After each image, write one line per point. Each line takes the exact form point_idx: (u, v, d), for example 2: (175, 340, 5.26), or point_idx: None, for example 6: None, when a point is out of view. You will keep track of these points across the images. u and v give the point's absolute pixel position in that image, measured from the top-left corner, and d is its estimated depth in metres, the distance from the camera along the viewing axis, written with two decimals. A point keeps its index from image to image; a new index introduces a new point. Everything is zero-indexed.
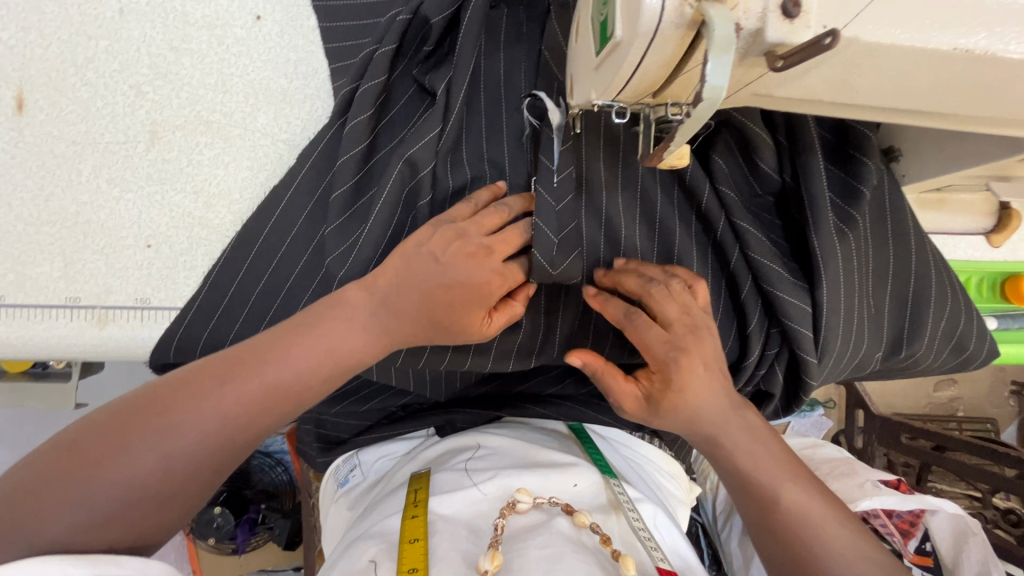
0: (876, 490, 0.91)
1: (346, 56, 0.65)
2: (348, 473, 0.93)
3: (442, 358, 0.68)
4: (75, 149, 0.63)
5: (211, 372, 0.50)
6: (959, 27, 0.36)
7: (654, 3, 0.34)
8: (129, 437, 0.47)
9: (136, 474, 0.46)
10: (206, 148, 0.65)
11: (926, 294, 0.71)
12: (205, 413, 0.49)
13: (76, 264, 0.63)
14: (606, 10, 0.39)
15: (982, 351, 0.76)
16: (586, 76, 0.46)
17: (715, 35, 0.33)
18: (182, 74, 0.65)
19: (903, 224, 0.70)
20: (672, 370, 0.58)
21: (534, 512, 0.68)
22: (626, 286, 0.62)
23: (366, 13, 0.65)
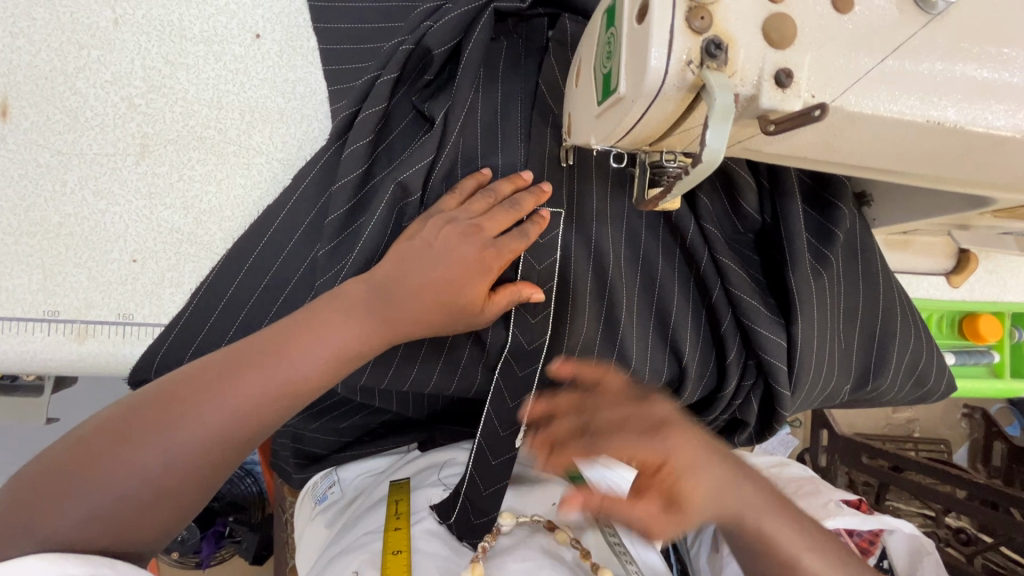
0: (839, 510, 0.95)
1: (346, 80, 0.65)
2: (326, 490, 0.92)
3: (431, 378, 0.69)
4: (60, 159, 0.62)
5: (210, 375, 0.50)
6: (933, 102, 0.39)
7: (658, 65, 0.36)
8: (132, 434, 0.47)
9: (139, 476, 0.47)
10: (198, 164, 0.64)
11: (891, 330, 0.75)
12: (204, 418, 0.49)
13: (56, 277, 0.62)
14: (610, 65, 0.41)
15: (945, 382, 0.80)
16: (587, 122, 0.48)
17: (715, 103, 0.35)
18: (177, 88, 0.64)
19: (873, 263, 0.74)
20: (674, 457, 0.60)
21: (515, 532, 0.69)
22: (559, 429, 0.65)
23: (366, 38, 0.66)
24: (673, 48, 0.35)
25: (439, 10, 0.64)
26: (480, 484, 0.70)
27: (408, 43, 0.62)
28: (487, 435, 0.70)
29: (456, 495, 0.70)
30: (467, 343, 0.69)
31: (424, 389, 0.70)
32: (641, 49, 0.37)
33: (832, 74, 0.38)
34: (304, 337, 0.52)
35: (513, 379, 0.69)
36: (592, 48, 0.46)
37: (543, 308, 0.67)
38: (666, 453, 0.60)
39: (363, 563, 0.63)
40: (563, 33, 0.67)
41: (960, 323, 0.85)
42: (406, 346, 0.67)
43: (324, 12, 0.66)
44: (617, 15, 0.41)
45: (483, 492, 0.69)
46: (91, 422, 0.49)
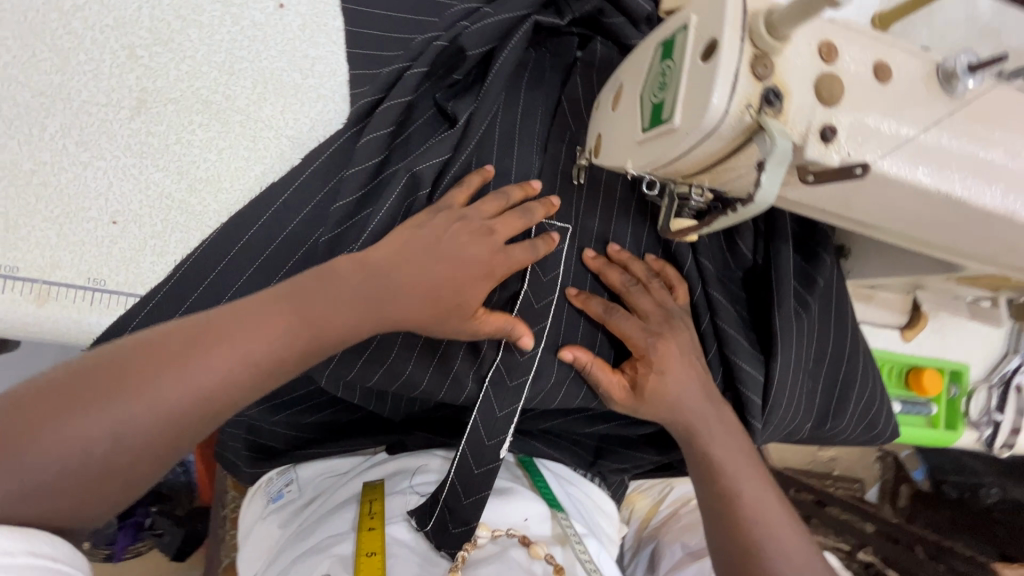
0: None
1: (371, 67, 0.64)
2: (283, 487, 0.88)
3: (419, 381, 0.67)
4: (42, 101, 0.56)
5: (187, 341, 0.46)
6: (945, 175, 0.43)
7: (719, 105, 0.37)
8: (82, 403, 0.42)
9: (89, 448, 0.42)
10: (199, 128, 0.60)
11: (853, 375, 0.81)
12: (174, 385, 0.45)
13: (19, 229, 0.55)
14: (663, 95, 0.43)
15: (889, 430, 0.87)
16: (625, 145, 0.49)
17: (775, 149, 0.37)
18: (187, 46, 0.60)
19: (845, 312, 0.79)
20: (653, 356, 0.66)
21: (489, 545, 0.70)
22: (609, 279, 0.69)
23: (397, 26, 0.65)
24: (736, 90, 0.37)
25: (475, 13, 0.64)
26: (461, 493, 0.69)
27: (443, 40, 0.62)
28: (472, 443, 0.70)
29: (434, 502, 0.69)
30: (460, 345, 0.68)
31: (411, 391, 0.68)
32: (703, 87, 0.38)
33: (869, 136, 0.40)
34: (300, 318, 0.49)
35: (502, 389, 0.69)
36: (640, 77, 0.47)
37: (542, 318, 0.67)
38: (647, 350, 0.67)
39: (331, 566, 0.63)
40: (589, 57, 0.69)
41: (906, 375, 0.91)
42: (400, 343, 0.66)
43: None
44: (675, 49, 0.42)
45: (462, 501, 0.69)
46: (29, 385, 0.43)
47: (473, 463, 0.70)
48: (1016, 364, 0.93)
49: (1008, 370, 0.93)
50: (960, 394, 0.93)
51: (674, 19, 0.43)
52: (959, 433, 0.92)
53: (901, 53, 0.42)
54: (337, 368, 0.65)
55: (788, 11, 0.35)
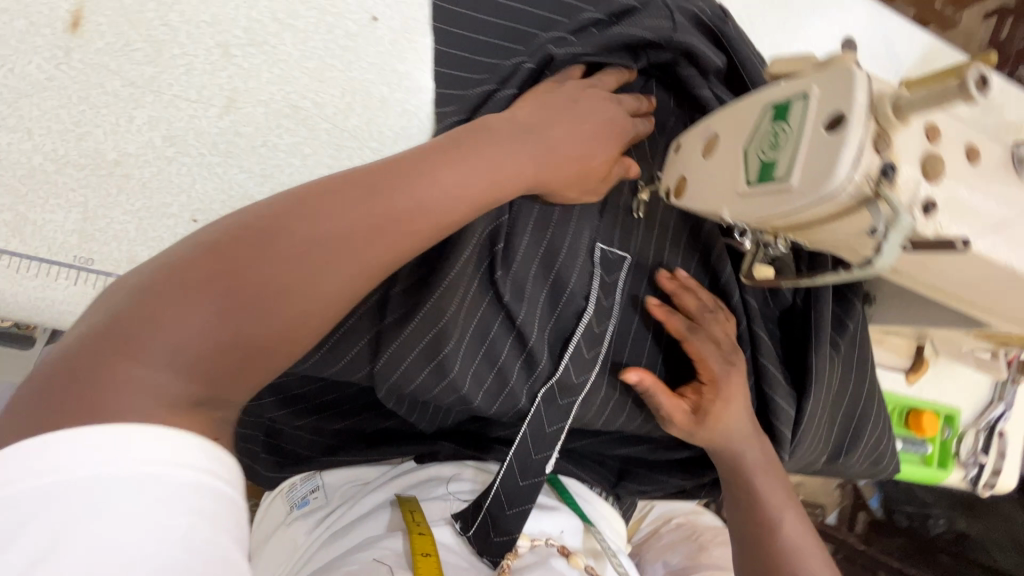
0: None
1: (457, 86, 0.65)
2: (309, 493, 0.87)
3: (476, 393, 0.68)
4: (132, 91, 0.55)
5: (321, 202, 0.49)
6: (1016, 252, 0.47)
7: (842, 175, 0.41)
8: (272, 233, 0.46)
9: (274, 272, 0.45)
10: (286, 133, 0.60)
11: (867, 414, 0.87)
12: (269, 274, 0.45)
13: (99, 221, 0.54)
14: (775, 154, 0.46)
15: (889, 466, 0.93)
16: (721, 193, 0.52)
17: (903, 221, 0.41)
18: (281, 49, 0.60)
19: (867, 354, 0.85)
20: (722, 380, 0.73)
21: (529, 554, 0.73)
22: (685, 302, 0.73)
23: (484, 49, 0.65)
24: (859, 162, 0.41)
25: (563, 44, 0.65)
26: (504, 503, 0.71)
27: (530, 68, 0.64)
28: (518, 459, 0.72)
29: (479, 509, 0.72)
30: (518, 357, 0.68)
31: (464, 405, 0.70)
32: (828, 154, 0.41)
33: (962, 212, 0.44)
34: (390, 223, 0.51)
35: (553, 406, 0.71)
36: (743, 133, 0.51)
37: (599, 343, 0.71)
38: (719, 377, 0.73)
39: (393, 562, 0.64)
40: (656, 97, 0.72)
41: (905, 416, 0.97)
42: (463, 356, 0.65)
43: (446, 14, 0.65)
44: (789, 114, 0.46)
45: (507, 512, 0.71)
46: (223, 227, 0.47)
47: (519, 478, 0.72)
48: (1001, 412, 1.01)
49: (994, 418, 1.01)
50: (952, 436, 1.00)
51: (788, 86, 0.47)
52: (948, 472, 1.00)
53: (987, 141, 0.47)
54: (398, 380, 0.64)
55: (916, 98, 0.39)
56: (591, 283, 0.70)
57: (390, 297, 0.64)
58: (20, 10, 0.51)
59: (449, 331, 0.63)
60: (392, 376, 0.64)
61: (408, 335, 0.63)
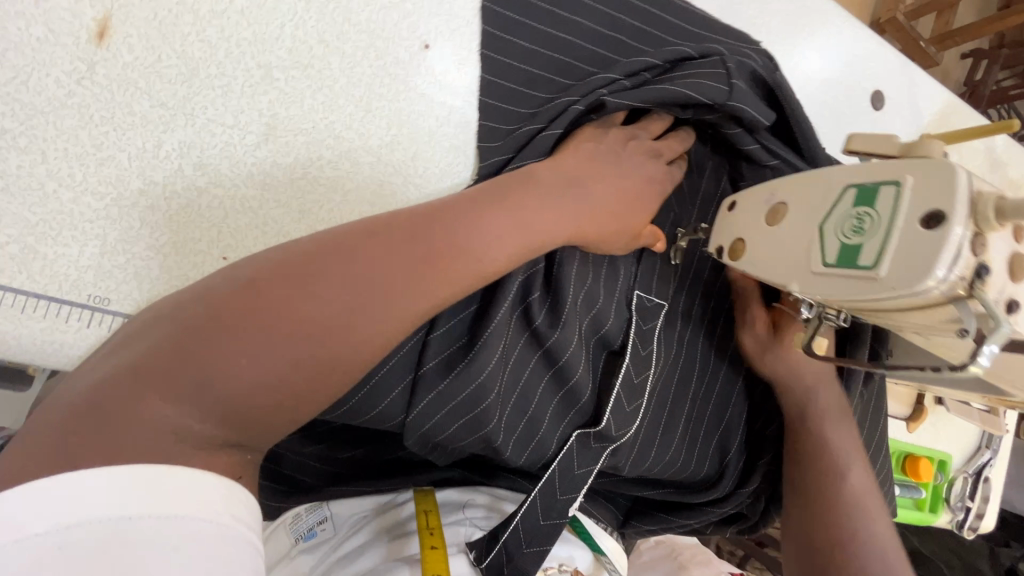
0: None
1: (500, 120, 0.60)
2: (315, 525, 0.79)
3: (509, 440, 0.65)
4: (162, 113, 0.49)
5: (379, 241, 0.46)
6: None
7: (941, 275, 0.40)
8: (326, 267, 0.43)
9: (331, 313, 0.42)
10: (327, 165, 0.55)
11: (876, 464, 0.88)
12: (306, 330, 0.41)
13: (118, 256, 0.48)
14: (861, 238, 0.45)
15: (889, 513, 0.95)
16: (789, 265, 0.51)
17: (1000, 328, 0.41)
18: (327, 74, 0.55)
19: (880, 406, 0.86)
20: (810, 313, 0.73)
21: None
22: None
23: (533, 82, 0.61)
24: (955, 263, 0.40)
25: (617, 85, 0.61)
26: (523, 541, 0.68)
27: (580, 106, 0.59)
28: (545, 497, 0.68)
29: (495, 542, 0.66)
30: (551, 402, 0.67)
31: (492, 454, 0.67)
32: (926, 251, 0.41)
33: None
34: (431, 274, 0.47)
35: (586, 450, 0.69)
36: (817, 206, 0.50)
37: (638, 396, 0.70)
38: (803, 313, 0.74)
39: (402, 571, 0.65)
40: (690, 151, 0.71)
41: (903, 461, 1.00)
42: (501, 404, 0.62)
43: (498, 42, 0.61)
44: (877, 199, 0.45)
45: (524, 549, 0.68)
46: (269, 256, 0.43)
47: (539, 517, 0.69)
48: (989, 458, 1.06)
49: (982, 463, 1.05)
50: (944, 481, 1.03)
51: (877, 169, 0.45)
52: (938, 516, 1.03)
53: None
54: (432, 429, 0.60)
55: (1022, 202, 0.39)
56: (626, 331, 0.69)
57: (432, 340, 0.60)
58: (39, 16, 0.45)
59: (492, 381, 0.60)
60: (427, 425, 0.59)
61: (450, 384, 0.59)
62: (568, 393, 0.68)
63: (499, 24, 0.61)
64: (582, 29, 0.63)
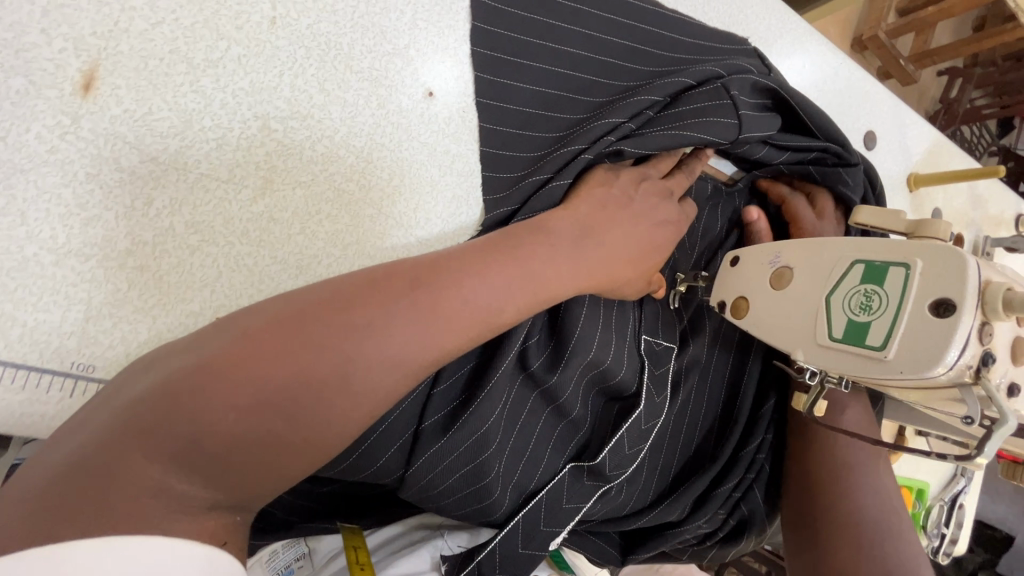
0: None
1: (502, 167, 0.58)
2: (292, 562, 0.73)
3: (506, 478, 0.60)
4: (151, 168, 0.47)
5: (383, 290, 0.40)
6: None
7: (948, 362, 0.40)
8: (323, 321, 0.37)
9: (324, 372, 0.36)
10: (326, 219, 0.53)
11: None
12: (277, 397, 0.35)
13: (104, 321, 0.45)
14: (870, 316, 0.45)
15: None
16: (797, 333, 0.50)
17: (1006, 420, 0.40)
18: (326, 124, 0.53)
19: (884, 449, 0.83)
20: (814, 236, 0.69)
21: None
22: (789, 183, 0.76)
23: (533, 125, 0.59)
24: (964, 352, 0.41)
25: (624, 129, 0.59)
26: (497, 562, 0.62)
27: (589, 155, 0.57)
28: (527, 520, 0.61)
29: (469, 561, 0.61)
30: (553, 436, 0.64)
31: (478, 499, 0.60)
32: (936, 341, 0.41)
33: None
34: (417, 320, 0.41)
35: (578, 483, 0.64)
36: (824, 276, 0.49)
37: (642, 440, 0.66)
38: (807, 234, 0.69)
39: None
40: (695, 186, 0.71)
41: None
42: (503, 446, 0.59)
43: (494, 86, 0.58)
44: (886, 279, 0.45)
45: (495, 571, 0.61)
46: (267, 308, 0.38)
47: (519, 541, 0.61)
48: (964, 486, 1.09)
49: (957, 491, 1.09)
50: (921, 510, 1.06)
51: (885, 248, 0.46)
52: None
53: None
54: (431, 478, 0.57)
55: None
56: (638, 377, 0.66)
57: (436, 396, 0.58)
58: (21, 67, 0.43)
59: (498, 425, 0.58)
60: (426, 477, 0.57)
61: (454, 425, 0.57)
62: (568, 425, 0.65)
63: (490, 67, 0.58)
64: (578, 64, 0.60)
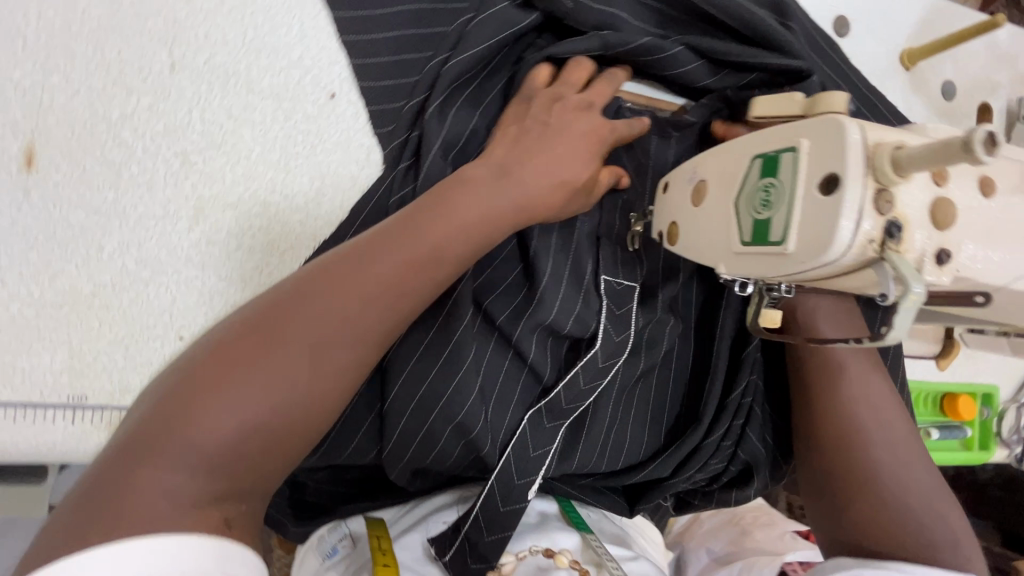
0: (793, 543, 1.04)
1: (388, 121, 0.60)
2: (337, 542, 0.74)
3: (469, 429, 0.60)
4: (98, 220, 0.53)
5: (339, 276, 0.47)
6: None
7: (844, 240, 0.38)
8: (290, 320, 0.45)
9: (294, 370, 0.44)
10: (259, 232, 0.58)
11: None
12: (269, 385, 0.43)
13: (86, 356, 0.53)
14: (770, 210, 0.42)
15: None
16: (715, 245, 0.48)
17: (910, 291, 0.37)
18: (241, 147, 0.58)
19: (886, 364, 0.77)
20: None
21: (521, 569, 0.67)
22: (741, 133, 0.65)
23: (410, 45, 0.60)
24: (861, 225, 0.37)
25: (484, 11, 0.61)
26: (484, 529, 0.64)
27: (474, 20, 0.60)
28: (500, 484, 0.63)
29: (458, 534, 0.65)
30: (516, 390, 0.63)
31: (441, 462, 0.62)
32: (826, 221, 0.38)
33: (982, 262, 0.41)
34: (382, 287, 0.48)
35: (541, 432, 0.64)
36: (732, 181, 0.47)
37: (600, 377, 0.65)
38: None
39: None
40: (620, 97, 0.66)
41: (941, 401, 0.93)
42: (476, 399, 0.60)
43: (358, 42, 0.60)
44: (779, 167, 0.42)
45: (484, 538, 0.65)
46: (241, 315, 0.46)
47: (499, 503, 0.63)
48: None
49: None
50: (992, 415, 0.96)
51: (778, 135, 0.43)
52: (992, 453, 0.96)
53: (1004, 163, 0.43)
54: (398, 437, 0.60)
55: (916, 151, 0.36)
56: (598, 318, 0.64)
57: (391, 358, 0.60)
58: None
59: (461, 380, 0.59)
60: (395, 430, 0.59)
61: (411, 374, 0.59)
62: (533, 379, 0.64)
63: (347, 22, 0.60)
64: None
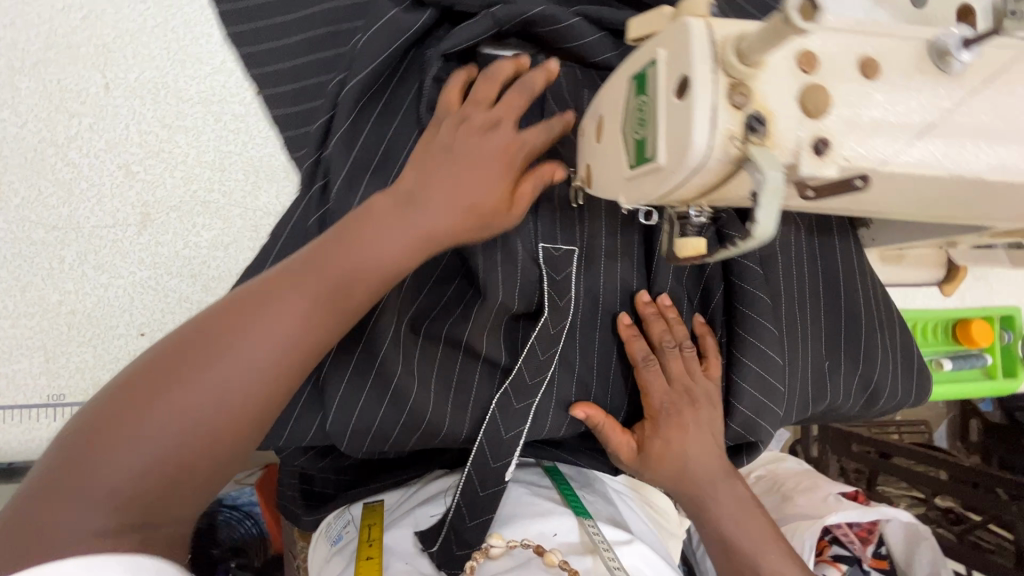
0: (840, 504, 0.97)
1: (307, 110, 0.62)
2: (342, 529, 0.73)
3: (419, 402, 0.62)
4: (56, 234, 0.59)
5: (274, 290, 0.44)
6: (964, 157, 0.41)
7: (702, 144, 0.37)
8: (220, 341, 0.41)
9: (218, 393, 0.40)
10: (203, 229, 0.62)
11: (874, 349, 0.76)
12: (191, 411, 0.39)
13: (60, 357, 0.59)
14: (644, 132, 0.41)
15: (919, 388, 0.80)
16: (614, 180, 0.47)
17: (766, 183, 0.35)
18: (177, 152, 0.62)
19: (839, 298, 0.76)
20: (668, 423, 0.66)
21: (509, 557, 0.61)
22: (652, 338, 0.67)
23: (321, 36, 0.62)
24: (717, 124, 0.36)
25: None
26: (465, 515, 0.65)
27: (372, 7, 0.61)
28: (477, 467, 0.64)
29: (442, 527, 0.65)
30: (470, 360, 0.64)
31: (403, 440, 0.63)
32: (683, 129, 0.37)
33: (868, 145, 0.39)
34: (314, 301, 0.44)
35: (511, 412, 0.64)
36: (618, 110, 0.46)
37: (556, 343, 0.64)
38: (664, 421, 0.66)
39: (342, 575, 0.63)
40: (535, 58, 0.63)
41: (952, 329, 0.87)
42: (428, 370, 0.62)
43: (266, 35, 0.61)
44: (648, 83, 0.41)
45: (467, 525, 0.65)
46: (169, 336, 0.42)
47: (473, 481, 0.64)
48: None
49: None
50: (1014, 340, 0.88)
51: (643, 53, 0.42)
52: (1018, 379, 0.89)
53: (893, 41, 0.40)
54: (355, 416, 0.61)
55: (755, 37, 0.35)
56: (538, 287, 0.63)
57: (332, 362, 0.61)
58: None
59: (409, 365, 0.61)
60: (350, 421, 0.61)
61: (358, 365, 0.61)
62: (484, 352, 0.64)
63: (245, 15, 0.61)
64: None
